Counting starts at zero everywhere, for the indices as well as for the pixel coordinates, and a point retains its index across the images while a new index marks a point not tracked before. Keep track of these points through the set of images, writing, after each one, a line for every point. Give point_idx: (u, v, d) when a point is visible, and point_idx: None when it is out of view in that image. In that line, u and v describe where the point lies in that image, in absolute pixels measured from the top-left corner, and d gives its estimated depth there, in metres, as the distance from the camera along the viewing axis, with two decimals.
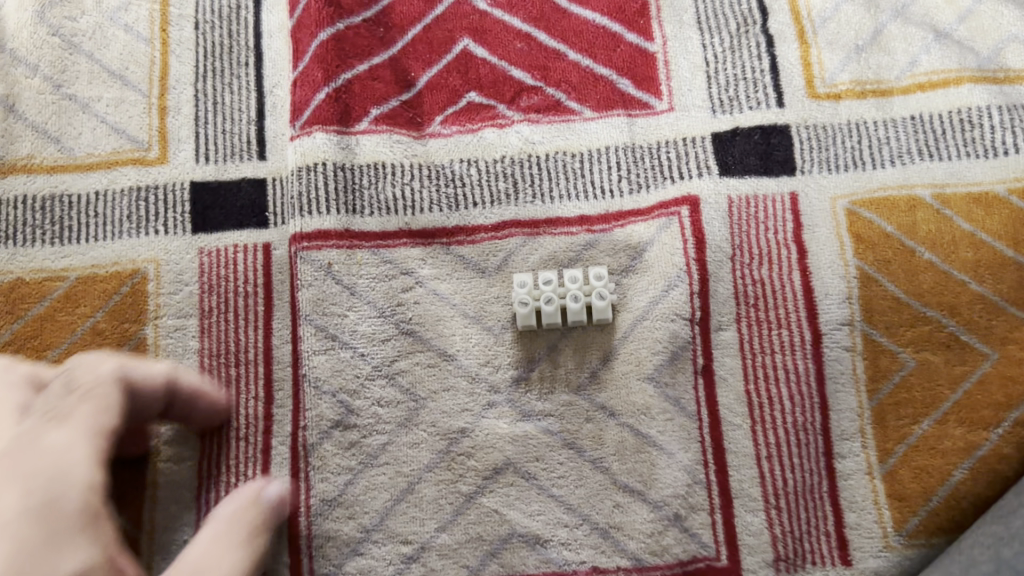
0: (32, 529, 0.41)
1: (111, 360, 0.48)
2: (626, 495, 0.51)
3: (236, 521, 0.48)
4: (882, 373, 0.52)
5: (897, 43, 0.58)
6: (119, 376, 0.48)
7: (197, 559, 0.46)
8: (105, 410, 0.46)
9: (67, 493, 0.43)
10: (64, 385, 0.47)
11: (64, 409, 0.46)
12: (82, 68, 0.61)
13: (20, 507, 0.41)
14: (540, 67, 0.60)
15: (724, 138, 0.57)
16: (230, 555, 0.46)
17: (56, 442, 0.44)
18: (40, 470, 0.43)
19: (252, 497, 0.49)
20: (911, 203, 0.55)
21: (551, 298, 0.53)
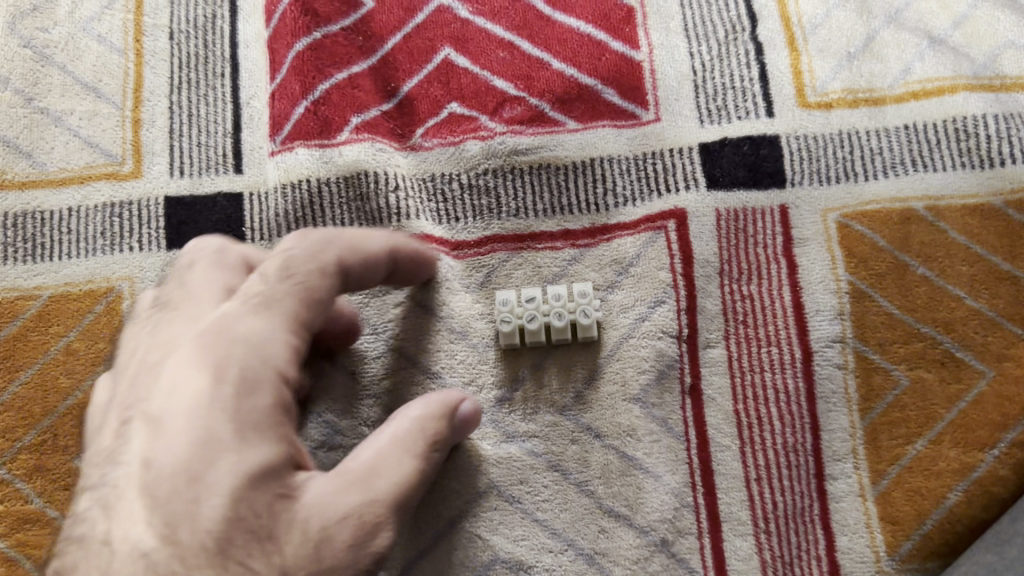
0: (236, 421, 0.39)
1: (332, 244, 0.46)
2: (611, 519, 0.50)
3: (421, 425, 0.45)
4: (874, 391, 0.51)
5: (890, 50, 0.57)
6: (325, 264, 0.45)
7: (368, 465, 0.42)
8: (318, 289, 0.44)
9: (265, 383, 0.40)
10: (282, 268, 0.43)
11: (268, 294, 0.42)
12: (55, 80, 0.59)
13: (205, 394, 0.39)
14: (524, 77, 0.58)
15: (711, 149, 0.55)
16: (395, 459, 0.43)
17: (250, 326, 0.41)
18: (235, 354, 0.40)
19: (449, 409, 0.47)
20: (905, 216, 0.53)
21: (535, 317, 0.52)
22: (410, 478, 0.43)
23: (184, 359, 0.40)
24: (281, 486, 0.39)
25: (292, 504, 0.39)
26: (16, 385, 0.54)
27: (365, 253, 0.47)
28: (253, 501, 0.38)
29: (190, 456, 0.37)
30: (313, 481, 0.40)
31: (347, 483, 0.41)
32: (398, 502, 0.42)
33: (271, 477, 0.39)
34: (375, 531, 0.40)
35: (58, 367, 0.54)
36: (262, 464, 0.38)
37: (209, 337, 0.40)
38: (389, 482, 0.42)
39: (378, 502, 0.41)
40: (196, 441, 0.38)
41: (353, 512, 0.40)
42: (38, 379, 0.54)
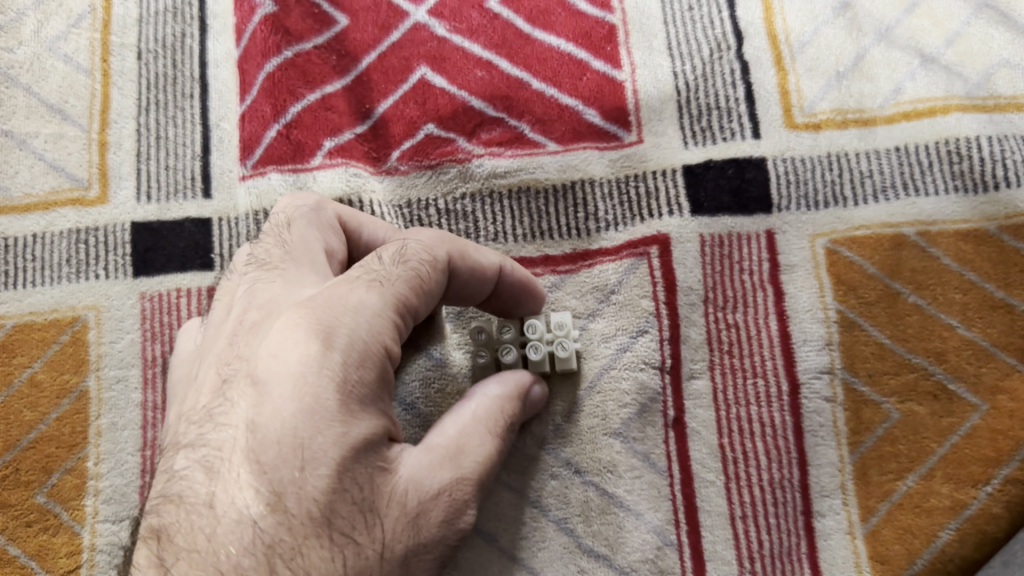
0: (345, 393, 0.36)
1: (444, 240, 0.42)
2: (591, 559, 0.48)
3: (499, 404, 0.43)
4: (864, 425, 0.49)
5: (880, 69, 0.55)
6: (441, 259, 0.42)
7: (456, 439, 0.40)
8: (426, 283, 0.40)
9: (377, 358, 0.37)
10: (397, 253, 0.40)
11: (380, 271, 0.39)
12: (20, 102, 0.58)
13: (311, 359, 0.36)
14: (503, 97, 0.56)
15: (696, 172, 0.53)
16: (479, 434, 0.41)
17: (359, 297, 0.38)
18: (346, 324, 0.37)
19: (519, 390, 0.45)
20: (896, 241, 0.51)
21: (508, 348, 0.49)
22: (495, 456, 0.41)
23: (292, 324, 0.37)
24: (384, 460, 0.37)
25: (394, 475, 0.37)
26: None
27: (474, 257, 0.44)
28: (355, 470, 0.36)
29: (300, 425, 0.35)
30: (406, 454, 0.38)
31: (438, 458, 0.39)
32: (482, 481, 0.40)
33: (375, 450, 0.37)
34: (461, 509, 0.39)
35: (20, 400, 0.52)
36: (366, 439, 0.36)
37: (318, 302, 0.38)
38: (476, 460, 0.40)
39: (466, 481, 0.39)
40: (305, 410, 0.35)
41: (441, 485, 0.38)
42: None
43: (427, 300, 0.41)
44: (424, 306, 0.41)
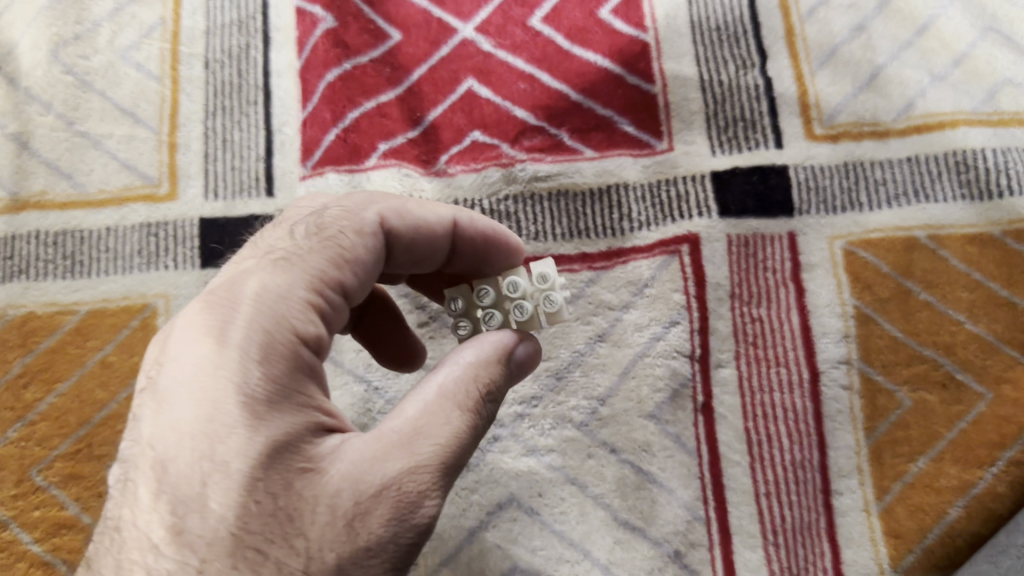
0: (247, 386, 0.33)
1: (374, 204, 0.41)
2: (626, 531, 0.52)
3: (471, 371, 0.37)
4: (879, 411, 0.53)
5: (894, 85, 0.59)
6: (364, 229, 0.40)
7: (415, 420, 0.35)
8: (345, 254, 0.39)
9: (284, 346, 0.35)
10: (313, 228, 0.40)
11: (288, 256, 0.38)
12: (95, 105, 0.62)
13: (211, 357, 0.34)
14: (544, 108, 0.61)
15: (723, 177, 0.58)
16: (444, 411, 0.35)
17: (265, 284, 0.37)
18: (247, 314, 0.35)
19: (497, 356, 0.38)
20: (908, 243, 0.56)
21: (492, 315, 0.42)
22: (461, 436, 0.35)
23: (192, 326, 0.35)
24: (309, 463, 0.33)
25: (321, 477, 0.32)
26: (53, 396, 0.57)
27: (412, 220, 0.41)
28: (265, 481, 0.32)
29: (197, 432, 0.33)
30: (344, 448, 0.34)
31: (386, 446, 0.34)
32: (447, 466, 0.34)
33: (291, 451, 0.33)
34: (416, 504, 0.33)
35: (94, 379, 0.57)
36: (273, 441, 0.33)
37: (222, 296, 0.36)
38: (435, 444, 0.34)
39: (422, 469, 0.33)
40: (203, 415, 0.33)
41: (389, 477, 0.33)
42: (74, 391, 0.57)
43: (356, 268, 0.39)
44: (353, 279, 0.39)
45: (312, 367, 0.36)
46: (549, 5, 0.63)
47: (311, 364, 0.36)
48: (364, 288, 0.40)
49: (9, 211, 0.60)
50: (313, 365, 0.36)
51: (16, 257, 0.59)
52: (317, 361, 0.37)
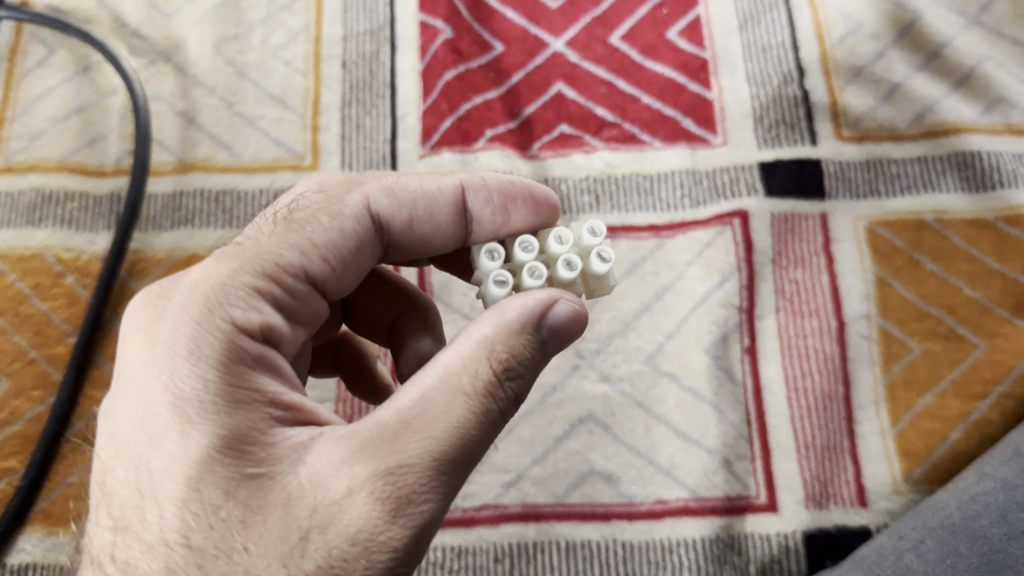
0: (185, 384, 0.38)
1: (358, 187, 0.47)
2: (685, 442, 0.64)
3: (484, 348, 0.38)
4: (894, 355, 0.65)
5: (909, 100, 0.72)
6: (339, 215, 0.46)
7: (413, 409, 0.37)
8: (312, 241, 0.44)
9: (218, 345, 0.39)
10: (284, 216, 0.45)
11: (239, 250, 0.43)
12: (251, 92, 0.76)
13: (153, 358, 0.39)
14: (620, 108, 0.74)
15: (768, 168, 0.71)
16: (446, 399, 0.37)
17: (205, 288, 0.41)
18: (181, 323, 0.40)
19: (518, 328, 0.39)
20: (918, 225, 0.68)
21: (536, 267, 0.45)
22: (457, 429, 0.37)
23: (142, 329, 0.41)
24: (260, 468, 0.36)
25: (272, 484, 0.36)
26: None
27: (403, 199, 0.48)
28: (204, 488, 0.36)
29: (140, 433, 0.38)
30: (316, 451, 0.37)
31: (372, 445, 0.36)
32: (437, 461, 0.36)
33: (235, 451, 0.37)
34: (395, 511, 0.35)
35: None
36: (208, 439, 0.37)
37: (168, 302, 0.41)
38: (424, 441, 0.36)
39: (404, 469, 0.36)
40: (142, 426, 0.38)
41: (363, 482, 0.35)
42: None
43: (329, 251, 0.45)
44: (323, 264, 0.45)
45: (255, 360, 0.40)
46: (626, 26, 0.76)
47: (257, 354, 0.40)
48: (343, 268, 0.46)
49: (178, 172, 0.73)
50: (259, 352, 0.41)
51: (183, 209, 0.72)
52: (266, 348, 0.41)
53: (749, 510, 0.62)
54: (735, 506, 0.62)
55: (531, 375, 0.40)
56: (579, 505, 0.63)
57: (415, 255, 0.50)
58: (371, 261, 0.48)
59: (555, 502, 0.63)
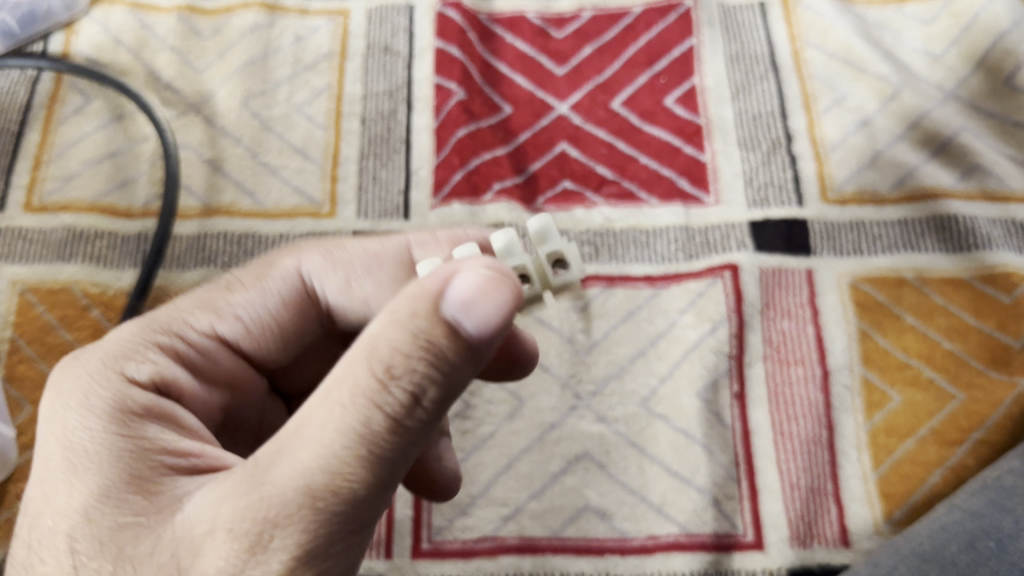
0: (74, 435, 0.42)
1: (292, 255, 0.53)
2: (677, 481, 0.67)
3: (364, 350, 0.36)
4: (876, 403, 0.68)
5: (890, 166, 0.77)
6: (264, 278, 0.52)
7: (288, 435, 0.37)
8: (224, 301, 0.50)
9: (109, 398, 0.43)
10: (216, 281, 0.52)
11: (150, 316, 0.49)
12: (275, 144, 0.80)
13: (52, 416, 0.43)
14: (620, 167, 0.78)
15: (757, 226, 0.75)
16: (321, 417, 0.36)
17: (106, 351, 0.46)
18: (79, 382, 0.44)
19: (405, 322, 0.36)
20: (898, 281, 0.72)
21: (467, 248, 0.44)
22: (325, 454, 0.35)
23: (52, 389, 0.45)
24: (136, 514, 0.38)
25: (145, 532, 0.38)
26: None
27: (339, 260, 0.53)
28: (83, 536, 0.38)
29: (38, 490, 0.41)
30: (196, 495, 0.38)
31: (242, 482, 0.37)
32: (307, 488, 0.35)
33: (118, 501, 0.39)
34: (252, 550, 0.35)
35: None
36: (91, 487, 0.39)
37: (74, 364, 0.46)
38: (288, 471, 0.36)
39: (269, 503, 0.35)
40: (41, 480, 0.41)
41: (227, 519, 0.36)
42: None
43: (245, 311, 0.51)
44: (235, 322, 0.50)
45: (143, 409, 0.43)
46: (626, 93, 0.81)
47: (147, 405, 0.43)
48: (259, 327, 0.51)
49: (203, 216, 0.77)
50: (151, 401, 0.44)
51: (207, 249, 0.76)
52: (159, 399, 0.45)
53: (737, 548, 0.64)
54: (723, 543, 0.65)
55: (436, 363, 0.37)
56: (574, 539, 0.66)
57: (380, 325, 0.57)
58: (302, 323, 0.53)
59: (550, 535, 0.66)
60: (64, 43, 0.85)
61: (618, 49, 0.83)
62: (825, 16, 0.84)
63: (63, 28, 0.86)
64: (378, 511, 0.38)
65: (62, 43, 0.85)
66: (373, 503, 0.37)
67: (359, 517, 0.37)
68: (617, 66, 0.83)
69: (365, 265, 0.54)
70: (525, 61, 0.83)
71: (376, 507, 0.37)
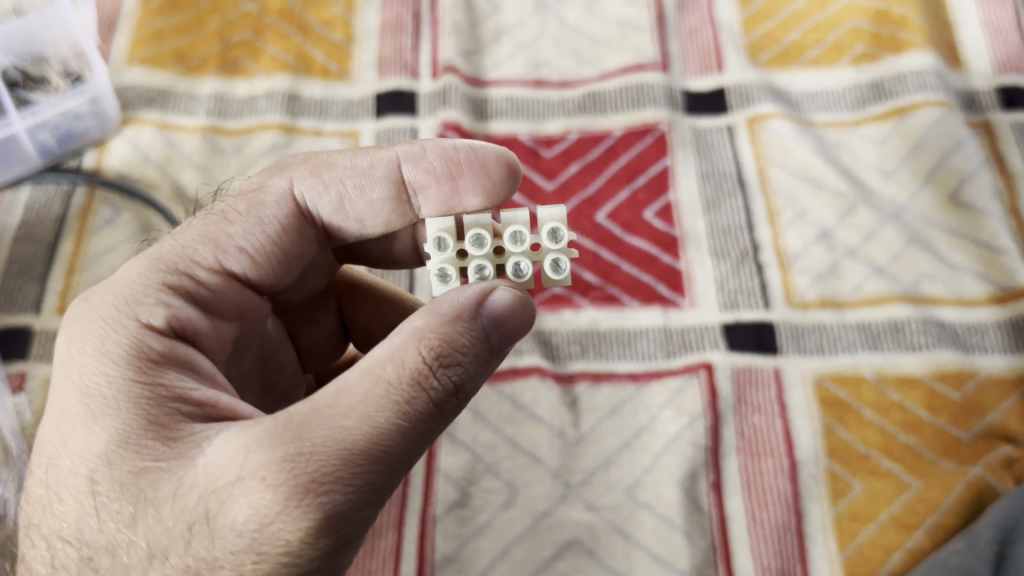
0: (92, 381, 0.48)
1: (282, 175, 0.58)
2: (659, 565, 0.73)
3: (415, 337, 0.45)
4: (840, 492, 0.75)
5: (848, 273, 0.85)
6: (259, 209, 0.58)
7: (329, 401, 0.44)
8: (223, 243, 0.56)
9: (125, 346, 0.49)
10: (206, 213, 0.57)
11: (153, 254, 0.54)
12: None
13: (71, 359, 0.49)
14: (604, 273, 0.86)
15: (729, 327, 0.83)
16: (367, 388, 0.44)
17: (117, 295, 0.51)
18: (95, 330, 0.50)
19: (452, 318, 0.46)
20: (858, 379, 0.80)
21: (483, 267, 0.53)
22: (369, 422, 0.43)
23: (70, 330, 0.51)
24: (157, 459, 0.45)
25: (167, 475, 0.44)
26: None
27: (328, 179, 0.58)
28: (104, 477, 0.45)
29: (58, 429, 0.48)
30: (217, 442, 0.45)
31: (279, 435, 0.43)
32: (346, 446, 0.43)
33: (140, 445, 0.46)
34: (285, 500, 0.42)
35: None
36: (112, 432, 0.46)
37: (86, 307, 0.51)
38: (332, 430, 0.43)
39: (309, 456, 0.43)
40: (60, 419, 0.48)
41: (260, 469, 0.43)
42: None
43: (245, 242, 0.57)
44: (239, 254, 0.56)
45: (158, 356, 0.49)
46: (609, 206, 0.90)
47: (162, 353, 0.49)
48: (261, 255, 0.57)
49: None
50: (166, 347, 0.50)
51: None
52: (174, 342, 0.51)
53: None
54: None
55: (465, 357, 0.46)
56: None
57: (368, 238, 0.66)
58: (301, 243, 0.59)
59: None
60: (97, 160, 0.93)
61: (602, 166, 0.92)
62: (787, 138, 0.92)
63: (96, 145, 0.94)
64: (392, 486, 0.45)
65: (95, 159, 0.93)
66: (389, 479, 0.45)
67: (378, 490, 0.44)
68: (600, 181, 0.91)
69: (356, 184, 0.59)
70: (518, 177, 0.91)
71: (392, 479, 0.45)
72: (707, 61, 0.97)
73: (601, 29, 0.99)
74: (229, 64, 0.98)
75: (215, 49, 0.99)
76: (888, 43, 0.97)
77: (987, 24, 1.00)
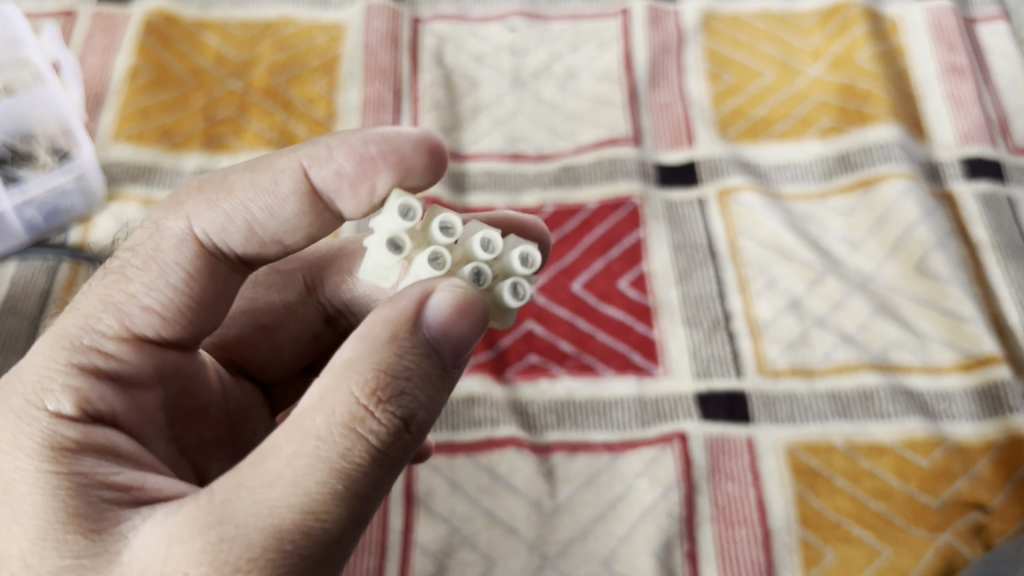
0: (8, 477, 0.46)
1: (178, 215, 0.53)
2: None
3: (343, 374, 0.44)
4: (813, 561, 0.76)
5: (817, 342, 0.87)
6: (162, 261, 0.53)
7: (255, 468, 0.42)
8: (122, 312, 0.52)
9: (36, 437, 0.47)
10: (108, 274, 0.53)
11: (57, 330, 0.50)
12: None
13: None
14: (580, 343, 0.88)
15: (701, 396, 0.84)
16: (294, 449, 0.42)
17: (28, 383, 0.49)
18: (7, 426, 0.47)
19: (384, 342, 0.44)
20: (829, 447, 0.81)
21: (439, 257, 0.48)
22: (300, 489, 0.42)
23: None
24: (77, 557, 0.43)
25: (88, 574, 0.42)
26: None
27: (230, 208, 0.53)
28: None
29: None
30: (144, 532, 0.43)
31: (200, 522, 0.42)
32: (275, 520, 0.41)
33: (59, 540, 0.43)
34: None
35: None
36: (30, 530, 0.44)
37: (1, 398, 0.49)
38: (259, 503, 0.41)
39: (235, 538, 0.41)
40: None
41: (182, 564, 0.41)
42: None
43: (149, 300, 0.52)
44: (144, 313, 0.52)
45: (77, 439, 0.47)
46: (585, 277, 0.91)
47: (79, 436, 0.47)
48: (172, 313, 0.53)
49: None
50: (82, 433, 0.47)
51: None
52: (91, 427, 0.48)
53: None
54: None
55: (402, 382, 0.44)
56: None
57: (336, 286, 0.67)
58: (213, 287, 0.54)
59: None
60: (82, 235, 0.94)
61: (576, 239, 0.94)
62: (756, 209, 0.95)
63: (81, 221, 0.95)
64: (348, 547, 0.43)
65: (80, 234, 0.95)
66: (340, 547, 0.43)
67: (326, 562, 0.42)
68: (576, 253, 0.93)
69: (263, 206, 0.54)
70: None
71: (344, 540, 0.43)
72: (677, 135, 1.01)
73: (576, 105, 1.03)
74: (214, 140, 1.00)
75: (200, 126, 1.01)
76: (853, 116, 1.01)
77: (949, 97, 1.03)
